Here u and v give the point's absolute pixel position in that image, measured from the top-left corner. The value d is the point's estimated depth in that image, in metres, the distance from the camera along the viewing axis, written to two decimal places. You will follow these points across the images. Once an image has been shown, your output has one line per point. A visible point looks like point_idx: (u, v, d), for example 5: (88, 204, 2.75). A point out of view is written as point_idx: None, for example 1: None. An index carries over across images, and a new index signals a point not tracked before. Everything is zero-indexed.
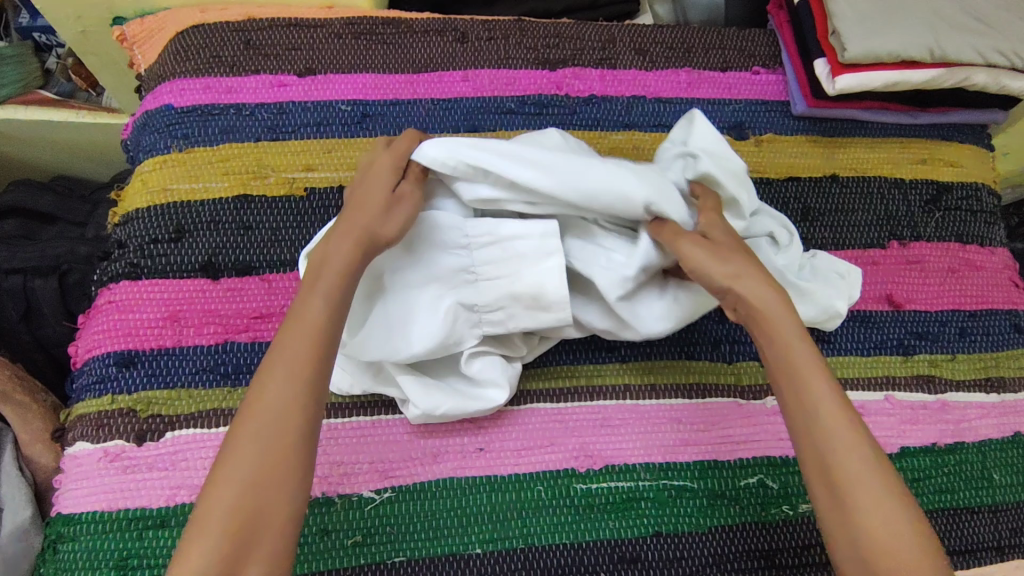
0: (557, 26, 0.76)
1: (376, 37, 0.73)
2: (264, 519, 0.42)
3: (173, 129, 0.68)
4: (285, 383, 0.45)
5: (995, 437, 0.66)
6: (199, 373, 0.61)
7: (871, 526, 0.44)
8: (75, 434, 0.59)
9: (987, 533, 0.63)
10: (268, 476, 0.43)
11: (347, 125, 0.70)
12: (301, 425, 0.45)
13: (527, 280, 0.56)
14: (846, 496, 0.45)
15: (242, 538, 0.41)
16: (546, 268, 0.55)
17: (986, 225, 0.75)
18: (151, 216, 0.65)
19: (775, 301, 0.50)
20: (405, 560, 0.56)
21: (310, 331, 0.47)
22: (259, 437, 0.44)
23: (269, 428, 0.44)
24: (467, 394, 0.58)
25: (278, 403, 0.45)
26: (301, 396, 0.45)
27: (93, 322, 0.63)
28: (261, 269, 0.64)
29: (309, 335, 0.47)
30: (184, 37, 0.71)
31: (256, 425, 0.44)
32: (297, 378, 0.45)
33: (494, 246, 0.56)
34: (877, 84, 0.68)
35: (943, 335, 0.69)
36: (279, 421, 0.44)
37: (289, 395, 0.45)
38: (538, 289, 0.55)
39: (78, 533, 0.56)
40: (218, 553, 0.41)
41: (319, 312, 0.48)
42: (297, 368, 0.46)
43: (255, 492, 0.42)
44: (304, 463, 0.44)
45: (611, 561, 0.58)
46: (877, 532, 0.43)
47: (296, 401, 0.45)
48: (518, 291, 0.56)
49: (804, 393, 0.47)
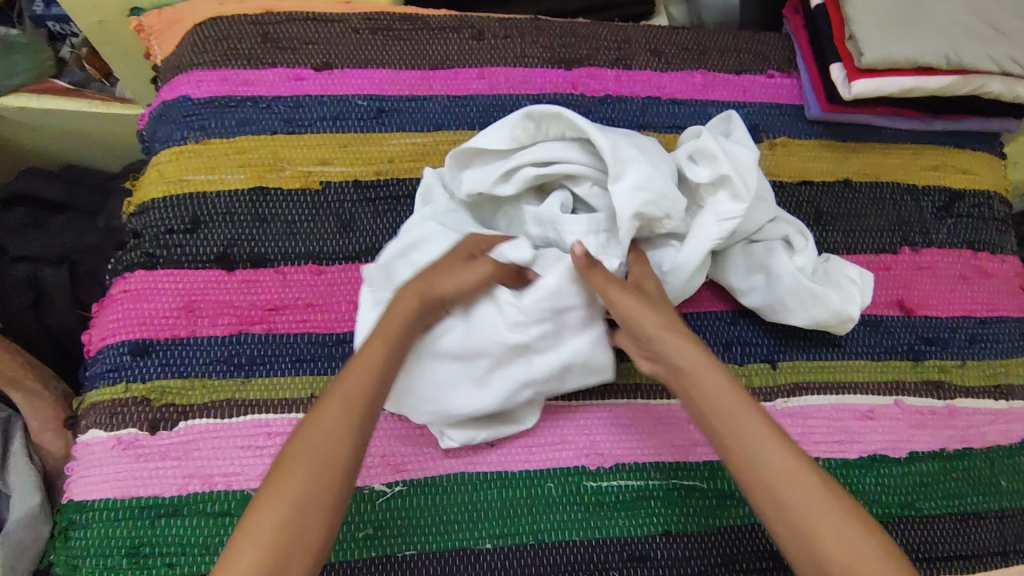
0: (574, 26, 0.77)
1: (393, 33, 0.73)
2: (301, 550, 0.42)
3: (190, 120, 0.68)
4: (338, 413, 0.47)
5: (1004, 444, 0.67)
6: (214, 363, 0.61)
7: (806, 517, 0.44)
8: (89, 422, 0.59)
9: (994, 538, 0.63)
10: (313, 504, 0.43)
11: (363, 120, 0.70)
12: (348, 459, 0.46)
13: (579, 352, 0.57)
14: (775, 486, 0.45)
15: (279, 565, 0.41)
16: (592, 338, 0.57)
17: (997, 232, 0.75)
18: (167, 206, 0.65)
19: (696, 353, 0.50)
20: (415, 553, 0.56)
21: (371, 367, 0.49)
22: (307, 464, 0.44)
23: (319, 455, 0.45)
24: (505, 422, 0.59)
25: (329, 433, 0.46)
26: (353, 431, 0.46)
27: (107, 311, 0.63)
28: (276, 261, 0.65)
29: (368, 369, 0.49)
30: (202, 29, 0.72)
31: (308, 452, 0.45)
32: (348, 413, 0.47)
33: (547, 319, 0.55)
34: (894, 89, 0.68)
35: (953, 341, 0.69)
36: (326, 451, 0.45)
37: (340, 427, 0.46)
38: (588, 358, 0.57)
39: (91, 520, 0.57)
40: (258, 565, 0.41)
41: (377, 353, 0.50)
42: (351, 403, 0.47)
43: (299, 519, 0.43)
44: (339, 500, 0.45)
45: (621, 559, 0.58)
46: (817, 521, 0.44)
47: (347, 434, 0.46)
48: (573, 361, 0.57)
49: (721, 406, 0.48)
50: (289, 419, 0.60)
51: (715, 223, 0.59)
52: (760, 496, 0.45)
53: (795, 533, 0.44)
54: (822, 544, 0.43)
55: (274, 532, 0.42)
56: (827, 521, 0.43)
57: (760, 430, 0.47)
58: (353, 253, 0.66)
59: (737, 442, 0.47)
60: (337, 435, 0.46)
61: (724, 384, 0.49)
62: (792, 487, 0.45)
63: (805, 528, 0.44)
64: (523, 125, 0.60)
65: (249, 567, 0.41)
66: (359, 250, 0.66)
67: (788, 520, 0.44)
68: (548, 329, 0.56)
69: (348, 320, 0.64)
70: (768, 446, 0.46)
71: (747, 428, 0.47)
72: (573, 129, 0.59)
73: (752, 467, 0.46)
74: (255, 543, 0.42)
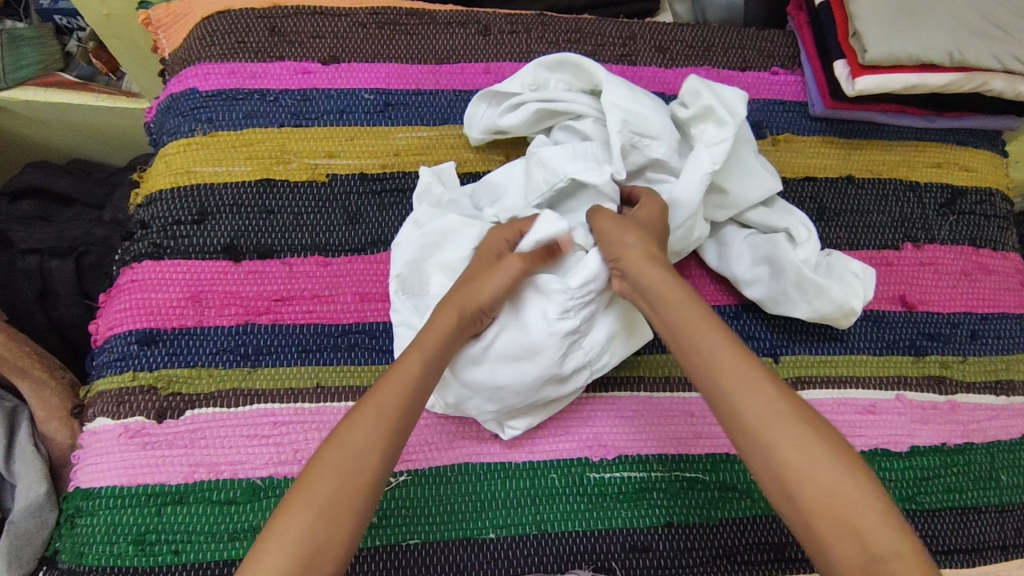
0: (579, 22, 0.77)
1: (399, 27, 0.74)
2: (325, 556, 0.43)
3: (198, 112, 0.69)
4: (369, 423, 0.47)
5: (1004, 439, 0.67)
6: (220, 353, 0.62)
7: (761, 427, 0.45)
8: (96, 410, 0.60)
9: (993, 532, 0.63)
10: (338, 511, 0.44)
11: (370, 113, 0.71)
12: (378, 466, 0.46)
13: (621, 321, 0.59)
14: (727, 389, 0.47)
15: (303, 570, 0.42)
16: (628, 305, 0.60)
17: (999, 230, 0.76)
18: (175, 197, 0.66)
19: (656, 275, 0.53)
20: (418, 542, 0.57)
21: (407, 376, 0.50)
22: (335, 471, 0.45)
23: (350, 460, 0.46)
24: (556, 404, 0.60)
25: (362, 436, 0.47)
26: (383, 443, 0.47)
27: (114, 301, 0.63)
28: (282, 252, 0.65)
29: (406, 379, 0.50)
30: (211, 22, 0.72)
31: (336, 460, 0.46)
32: (382, 420, 0.48)
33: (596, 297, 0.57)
34: (898, 85, 0.69)
35: (955, 337, 0.70)
36: (357, 457, 0.46)
37: (370, 438, 0.47)
38: (629, 322, 0.60)
39: (97, 507, 0.57)
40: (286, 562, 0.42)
41: (413, 363, 0.51)
42: (385, 410, 0.48)
43: (324, 526, 0.43)
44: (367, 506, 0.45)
45: (623, 550, 0.58)
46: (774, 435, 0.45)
47: (376, 445, 0.47)
48: (618, 329, 0.59)
49: (678, 320, 0.51)
50: (295, 408, 0.61)
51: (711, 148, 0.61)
52: (720, 408, 0.47)
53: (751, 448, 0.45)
54: (777, 457, 0.44)
55: (298, 536, 0.43)
56: (783, 432, 0.45)
57: (719, 346, 0.48)
58: (359, 245, 0.66)
59: (698, 359, 0.49)
60: (366, 444, 0.46)
61: (692, 308, 0.51)
62: (750, 401, 0.46)
63: (759, 437, 0.45)
64: (533, 70, 0.67)
65: (275, 565, 0.42)
66: (365, 242, 0.67)
67: (737, 417, 0.46)
68: (594, 311, 0.57)
69: (354, 311, 0.64)
70: (727, 362, 0.48)
71: (707, 345, 0.49)
72: (575, 72, 0.67)
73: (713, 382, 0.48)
74: (282, 542, 0.42)
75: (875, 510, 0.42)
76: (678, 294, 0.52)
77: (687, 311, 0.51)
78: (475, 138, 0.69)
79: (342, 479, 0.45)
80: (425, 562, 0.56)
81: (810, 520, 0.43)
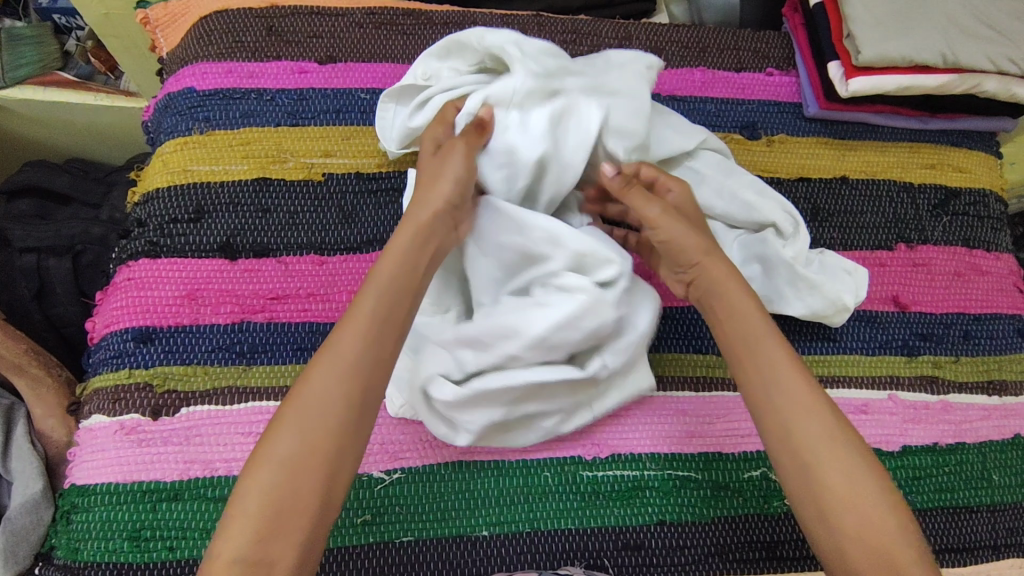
0: (575, 23, 0.77)
1: (396, 27, 0.74)
2: (295, 511, 0.43)
3: (195, 112, 0.69)
4: (328, 370, 0.46)
5: (996, 438, 0.67)
6: (215, 351, 0.62)
7: (808, 445, 0.47)
8: (92, 408, 0.60)
9: (985, 532, 0.64)
10: (305, 463, 0.44)
11: (366, 113, 0.71)
12: (337, 423, 0.45)
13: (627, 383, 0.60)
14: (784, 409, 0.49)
15: (272, 526, 0.42)
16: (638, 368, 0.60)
17: (993, 231, 0.76)
18: (172, 195, 0.66)
19: (733, 283, 0.54)
20: (412, 539, 0.57)
21: (362, 322, 0.48)
22: (298, 423, 0.45)
23: (307, 418, 0.45)
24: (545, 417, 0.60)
25: (318, 392, 0.46)
26: (345, 388, 0.46)
27: (110, 299, 0.64)
28: (278, 251, 0.65)
29: (362, 324, 0.48)
30: (208, 22, 0.72)
31: (294, 414, 0.45)
32: (339, 371, 0.46)
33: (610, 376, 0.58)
34: (889, 87, 0.69)
35: (947, 337, 0.70)
36: (317, 417, 0.45)
37: (331, 385, 0.46)
38: (635, 385, 0.60)
39: (92, 504, 0.57)
40: (256, 527, 0.42)
41: (370, 307, 0.49)
42: (341, 361, 0.47)
43: (289, 480, 0.43)
44: (329, 469, 0.44)
45: (615, 547, 0.59)
46: (810, 439, 0.47)
47: (338, 392, 0.46)
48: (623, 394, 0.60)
49: (743, 336, 0.52)
50: None
51: (638, 74, 0.61)
52: (770, 429, 0.49)
53: (787, 448, 0.48)
54: (816, 471, 0.46)
55: (264, 493, 0.43)
56: (830, 458, 0.47)
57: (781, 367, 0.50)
58: (354, 244, 0.67)
59: (749, 359, 0.51)
60: (327, 392, 0.46)
61: (750, 306, 0.53)
62: (793, 403, 0.49)
63: (806, 461, 0.47)
64: (425, 64, 0.65)
65: (242, 533, 0.42)
66: (361, 241, 0.67)
67: (784, 435, 0.48)
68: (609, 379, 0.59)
69: None
70: (784, 380, 0.50)
71: (760, 347, 0.51)
72: (462, 56, 0.64)
73: (762, 390, 0.50)
74: (250, 504, 0.42)
75: (905, 537, 0.44)
76: (745, 298, 0.53)
77: (757, 327, 0.52)
78: (397, 150, 0.67)
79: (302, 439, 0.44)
80: (419, 560, 0.57)
81: (834, 533, 0.45)
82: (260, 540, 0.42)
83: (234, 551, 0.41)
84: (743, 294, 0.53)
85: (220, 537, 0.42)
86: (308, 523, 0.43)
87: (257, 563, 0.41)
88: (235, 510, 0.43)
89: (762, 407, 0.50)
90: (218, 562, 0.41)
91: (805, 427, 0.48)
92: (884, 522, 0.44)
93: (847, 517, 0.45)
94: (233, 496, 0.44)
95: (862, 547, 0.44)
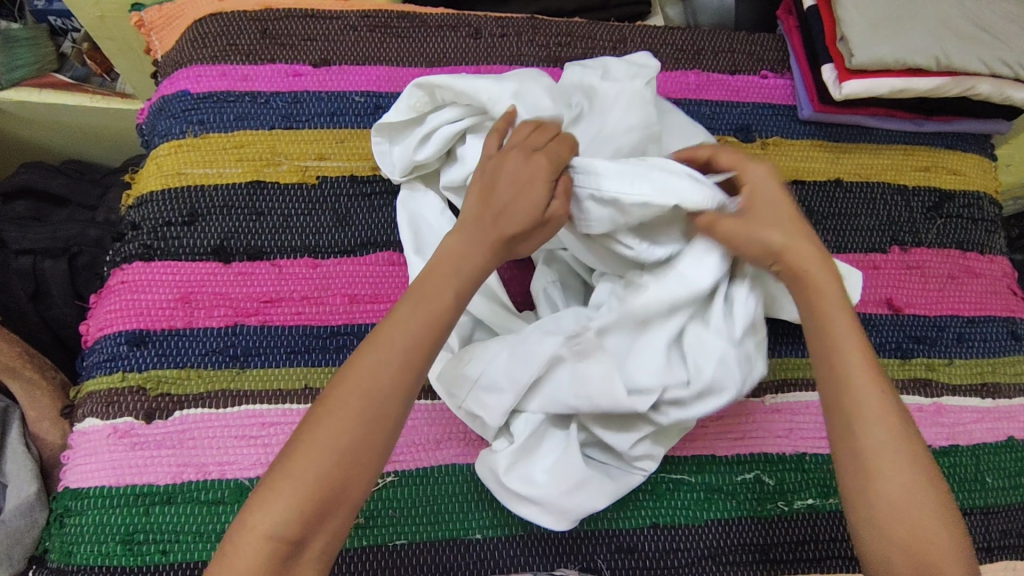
0: (569, 25, 0.77)
1: (391, 30, 0.74)
2: (343, 497, 0.43)
3: (190, 115, 0.69)
4: (395, 357, 0.45)
5: (989, 441, 0.67)
6: (209, 354, 0.62)
7: (872, 450, 0.47)
8: (86, 410, 0.60)
9: (978, 534, 0.64)
10: (358, 456, 0.43)
11: (361, 116, 0.71)
12: (396, 416, 0.45)
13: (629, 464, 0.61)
14: (854, 414, 0.48)
15: (317, 511, 0.42)
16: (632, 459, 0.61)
17: (986, 233, 0.76)
18: (165, 199, 0.66)
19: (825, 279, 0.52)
20: (405, 542, 0.57)
21: (435, 314, 0.47)
22: (359, 409, 0.44)
23: (370, 404, 0.44)
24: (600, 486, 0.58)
25: (384, 379, 0.44)
26: (405, 383, 0.45)
27: (105, 301, 0.64)
28: (271, 254, 0.65)
29: (436, 316, 0.47)
30: (202, 24, 0.72)
31: (356, 398, 0.44)
32: (409, 360, 0.45)
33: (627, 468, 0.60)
34: (883, 90, 0.70)
35: (941, 340, 0.70)
36: (376, 408, 0.44)
37: (395, 373, 0.45)
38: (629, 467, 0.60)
39: (85, 507, 0.57)
40: (301, 507, 0.41)
41: (448, 305, 0.48)
42: (410, 350, 0.46)
43: (340, 470, 0.42)
44: (377, 461, 0.44)
45: (609, 551, 0.59)
46: (878, 448, 0.46)
47: (400, 385, 0.45)
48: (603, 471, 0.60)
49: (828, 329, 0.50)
50: (283, 409, 0.61)
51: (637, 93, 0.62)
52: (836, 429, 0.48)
53: (846, 447, 0.48)
54: (876, 478, 0.46)
55: (315, 476, 0.42)
56: (891, 465, 0.46)
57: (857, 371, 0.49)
58: (346, 247, 0.67)
59: (827, 361, 0.50)
60: (394, 383, 0.44)
61: (836, 306, 0.51)
62: (865, 418, 0.47)
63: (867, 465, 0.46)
64: (416, 94, 0.64)
65: (286, 513, 0.41)
66: (355, 244, 0.67)
67: (849, 438, 0.48)
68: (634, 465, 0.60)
69: (342, 313, 0.64)
70: (861, 387, 0.48)
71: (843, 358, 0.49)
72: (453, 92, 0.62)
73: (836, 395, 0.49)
74: (301, 482, 0.42)
75: (949, 551, 0.44)
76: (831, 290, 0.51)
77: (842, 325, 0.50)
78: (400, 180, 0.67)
79: (361, 428, 0.43)
80: (412, 562, 0.57)
81: (880, 530, 0.45)
82: (303, 523, 0.41)
83: (272, 527, 0.41)
84: (835, 292, 0.51)
85: (254, 509, 0.42)
86: (349, 508, 0.43)
87: (293, 542, 0.41)
88: (282, 482, 0.42)
89: (832, 408, 0.49)
90: (257, 530, 0.41)
91: (874, 433, 0.47)
92: (937, 538, 0.45)
93: (895, 523, 0.45)
94: (273, 468, 0.43)
95: (906, 552, 0.44)
